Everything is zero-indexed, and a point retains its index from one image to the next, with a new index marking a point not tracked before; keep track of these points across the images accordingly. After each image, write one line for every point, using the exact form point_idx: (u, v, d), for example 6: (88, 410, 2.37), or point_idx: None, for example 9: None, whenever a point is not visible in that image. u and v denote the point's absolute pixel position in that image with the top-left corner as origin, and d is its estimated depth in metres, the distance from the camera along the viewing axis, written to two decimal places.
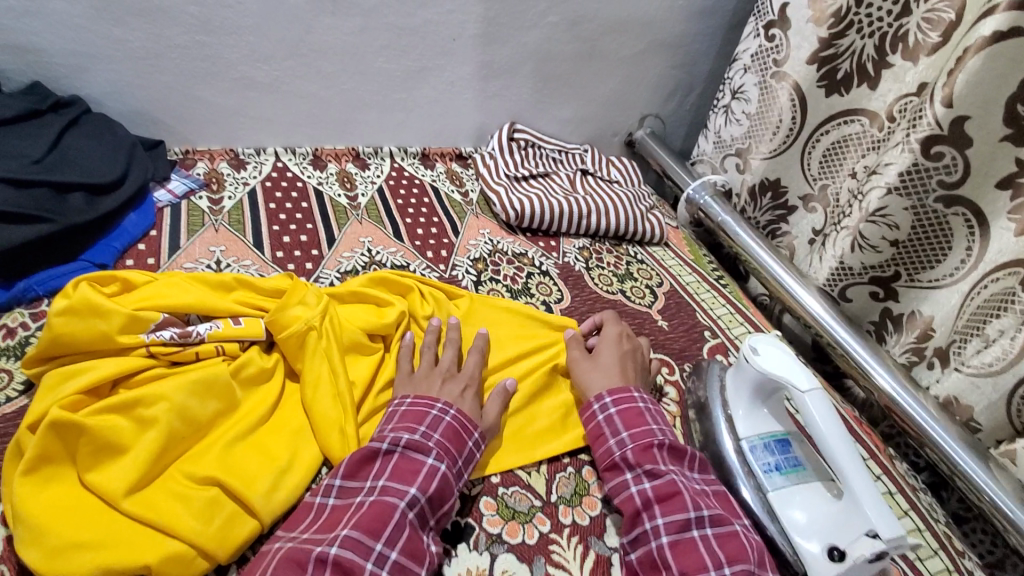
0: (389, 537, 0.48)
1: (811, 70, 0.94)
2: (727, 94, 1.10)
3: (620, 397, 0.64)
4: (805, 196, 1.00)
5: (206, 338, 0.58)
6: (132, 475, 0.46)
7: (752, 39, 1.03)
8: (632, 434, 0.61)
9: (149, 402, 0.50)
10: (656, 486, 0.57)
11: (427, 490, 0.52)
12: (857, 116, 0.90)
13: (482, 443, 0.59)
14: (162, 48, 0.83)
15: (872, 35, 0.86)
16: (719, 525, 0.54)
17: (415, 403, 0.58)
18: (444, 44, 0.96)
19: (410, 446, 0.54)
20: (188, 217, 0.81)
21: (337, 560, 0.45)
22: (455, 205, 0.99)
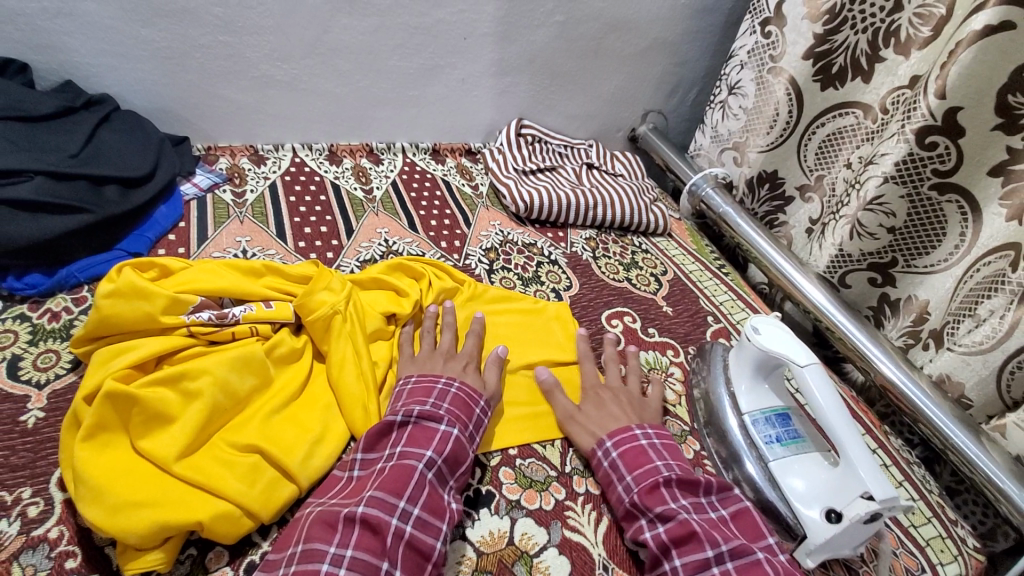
0: (411, 495, 0.51)
1: (806, 64, 0.98)
2: (724, 90, 1.14)
3: (621, 438, 0.62)
4: (801, 186, 1.05)
5: (241, 320, 0.62)
6: (182, 442, 0.50)
7: (749, 36, 1.07)
8: (636, 477, 0.59)
9: (193, 375, 0.54)
10: (669, 529, 0.54)
11: (442, 452, 0.55)
12: (853, 109, 0.94)
13: (488, 410, 0.63)
14: (188, 48, 0.86)
15: (865, 30, 0.90)
16: (740, 558, 0.52)
17: (420, 379, 0.62)
18: (455, 42, 1.00)
19: (423, 416, 0.57)
20: (214, 209, 0.85)
21: (364, 516, 0.48)
22: (466, 198, 1.03)
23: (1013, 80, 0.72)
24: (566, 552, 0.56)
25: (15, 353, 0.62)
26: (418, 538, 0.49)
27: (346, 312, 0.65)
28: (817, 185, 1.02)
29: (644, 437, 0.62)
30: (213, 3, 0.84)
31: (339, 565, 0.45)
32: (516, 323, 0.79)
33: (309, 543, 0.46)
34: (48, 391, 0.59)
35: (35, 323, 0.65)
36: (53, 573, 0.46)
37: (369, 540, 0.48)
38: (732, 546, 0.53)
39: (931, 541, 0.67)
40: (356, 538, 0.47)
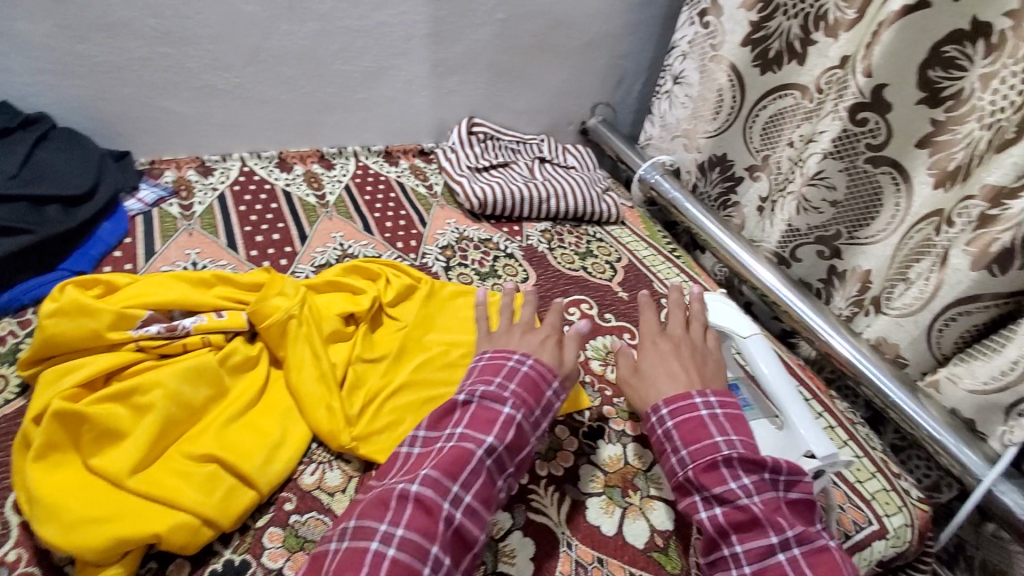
0: (465, 481, 0.51)
1: (745, 51, 1.02)
2: (668, 79, 1.18)
3: (679, 406, 0.60)
4: (749, 166, 1.09)
5: (192, 331, 0.62)
6: (135, 456, 0.50)
7: (688, 26, 1.11)
8: (693, 452, 0.56)
9: (145, 389, 0.54)
10: (727, 512, 0.53)
11: (504, 440, 0.54)
12: (789, 91, 0.98)
13: (560, 392, 0.61)
14: (125, 61, 0.85)
15: (796, 16, 0.95)
16: (806, 544, 0.51)
17: (493, 355, 0.61)
18: (399, 44, 1.01)
19: (487, 396, 0.56)
20: (161, 224, 0.83)
21: (418, 496, 0.49)
22: (421, 198, 1.04)
23: (931, 56, 0.78)
24: (531, 534, 0.58)
25: None
26: (468, 526, 0.50)
27: (301, 316, 0.66)
28: (765, 165, 1.06)
29: (705, 407, 0.59)
30: (148, 15, 0.82)
31: (389, 543, 0.46)
32: (474, 316, 0.80)
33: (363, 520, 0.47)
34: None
35: None
36: None
37: (421, 520, 0.48)
38: (799, 533, 0.52)
39: (876, 495, 0.72)
40: (408, 517, 0.48)
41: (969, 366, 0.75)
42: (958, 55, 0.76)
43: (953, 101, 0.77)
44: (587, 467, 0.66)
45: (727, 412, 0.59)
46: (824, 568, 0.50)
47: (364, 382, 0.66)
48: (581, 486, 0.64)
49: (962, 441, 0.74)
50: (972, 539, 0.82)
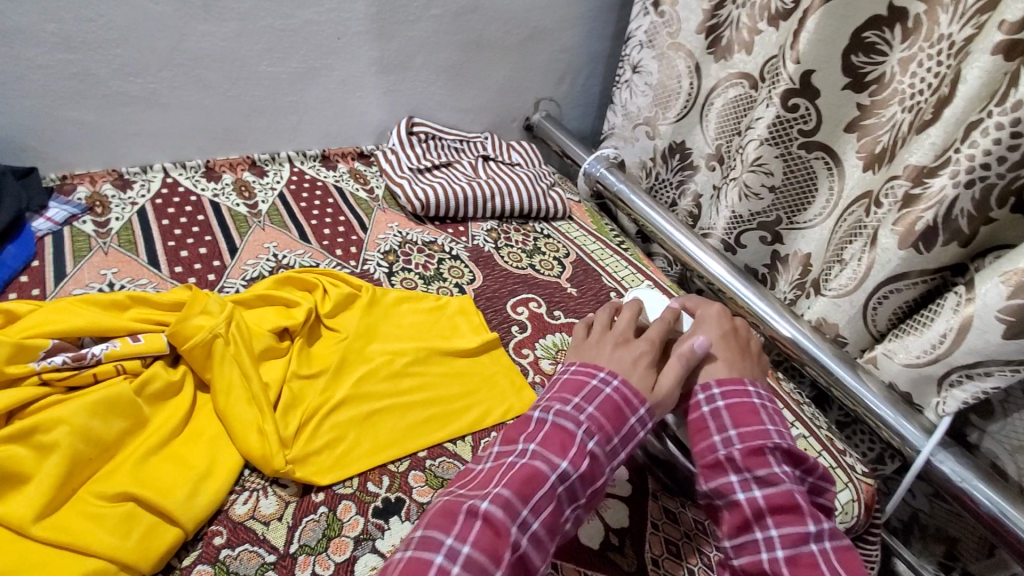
0: (535, 505, 0.49)
1: (700, 38, 1.02)
2: (628, 69, 1.17)
3: (731, 390, 0.61)
4: (706, 155, 1.09)
5: (102, 359, 0.57)
6: (39, 501, 0.46)
7: (643, 17, 1.10)
8: (742, 434, 0.57)
9: (48, 427, 0.49)
10: (769, 495, 0.54)
11: (578, 467, 0.52)
12: (736, 80, 0.99)
13: (645, 421, 0.57)
14: (23, 69, 0.78)
15: (744, 5, 0.95)
16: (837, 541, 0.53)
17: (579, 371, 0.60)
18: (330, 43, 0.97)
19: (561, 417, 0.54)
20: (73, 243, 0.77)
21: (487, 514, 0.47)
22: (361, 202, 1.00)
23: (853, 42, 0.80)
24: None
25: None
26: (530, 553, 0.48)
27: (228, 335, 0.61)
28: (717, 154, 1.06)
29: (756, 397, 0.61)
30: (46, 19, 0.76)
31: (453, 560, 0.44)
32: (419, 322, 0.78)
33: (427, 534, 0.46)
34: None
35: None
36: None
37: (488, 539, 0.46)
38: (831, 530, 0.53)
39: None
40: (475, 533, 0.46)
41: (903, 341, 0.77)
42: (878, 40, 0.78)
43: (875, 85, 0.81)
44: None
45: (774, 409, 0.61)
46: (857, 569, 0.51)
47: (300, 399, 0.63)
48: None
49: (899, 412, 0.77)
50: (927, 508, 0.85)
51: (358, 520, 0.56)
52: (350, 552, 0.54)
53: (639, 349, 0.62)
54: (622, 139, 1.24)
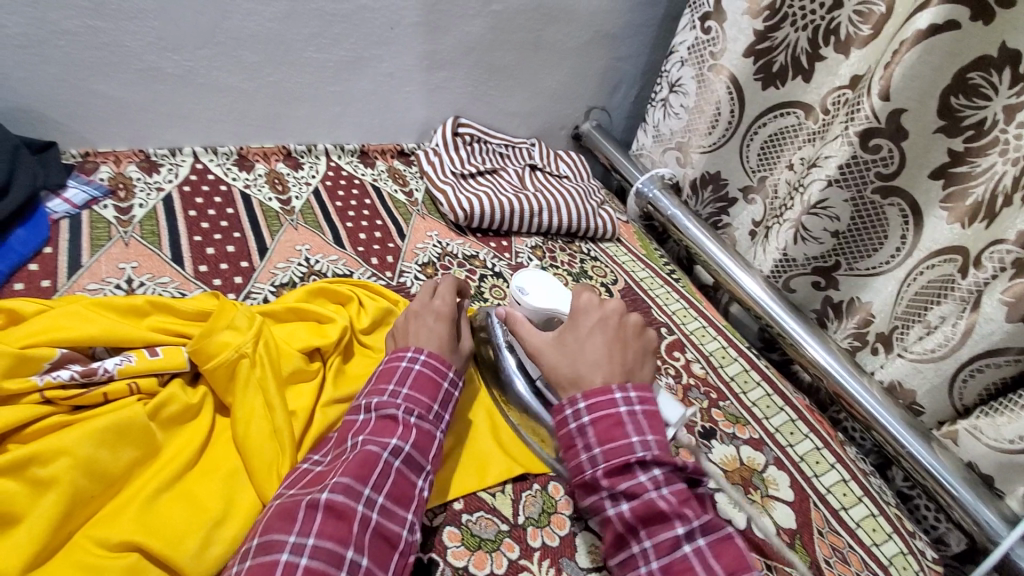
0: (376, 483, 0.48)
1: (746, 63, 0.94)
2: (664, 87, 1.08)
3: (596, 401, 0.54)
4: (744, 187, 1.01)
5: (116, 375, 0.51)
6: (27, 550, 0.40)
7: (688, 31, 1.00)
8: (606, 452, 0.52)
9: (46, 459, 0.43)
10: (635, 507, 0.49)
11: (409, 439, 0.51)
12: (793, 109, 0.91)
13: (457, 381, 0.59)
14: (48, 34, 0.70)
15: (805, 28, 0.87)
16: (710, 533, 0.49)
17: (388, 357, 0.58)
18: (381, 32, 0.90)
19: (381, 408, 0.53)
20: (91, 230, 0.71)
21: (329, 502, 0.45)
22: (399, 206, 0.93)
23: (957, 82, 0.71)
24: None
25: None
26: (384, 524, 0.47)
27: (256, 356, 0.55)
28: (761, 186, 0.99)
29: (623, 403, 0.54)
30: None
31: (300, 553, 0.42)
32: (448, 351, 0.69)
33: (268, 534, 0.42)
34: None
35: None
36: None
37: (334, 526, 0.44)
38: (702, 523, 0.49)
39: (893, 559, 0.66)
40: (319, 524, 0.44)
41: (994, 421, 0.70)
42: (982, 83, 0.69)
43: (973, 131, 0.71)
44: (585, 534, 0.57)
45: (647, 409, 0.54)
46: (728, 557, 0.48)
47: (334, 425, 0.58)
48: (579, 559, 0.55)
49: (979, 497, 0.69)
50: None
51: None
52: None
53: (429, 322, 0.62)
54: (650, 161, 1.17)
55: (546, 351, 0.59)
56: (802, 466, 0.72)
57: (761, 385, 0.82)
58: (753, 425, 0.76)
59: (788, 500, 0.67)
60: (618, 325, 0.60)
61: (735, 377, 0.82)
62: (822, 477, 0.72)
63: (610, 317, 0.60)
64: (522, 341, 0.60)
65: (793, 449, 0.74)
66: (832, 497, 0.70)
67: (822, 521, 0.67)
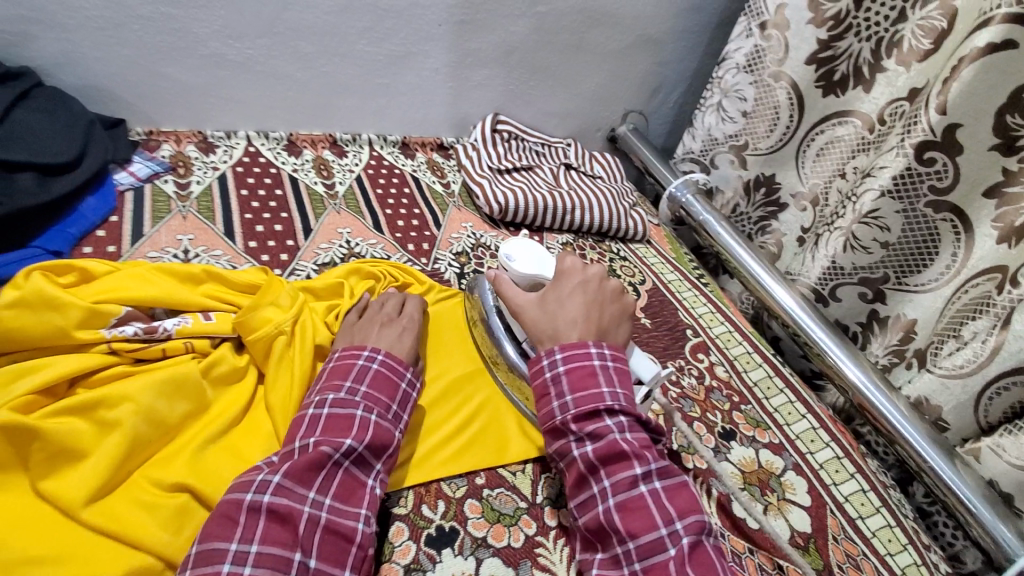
0: (322, 486, 0.47)
1: (809, 71, 0.93)
2: (717, 92, 1.07)
3: (572, 352, 0.55)
4: (798, 195, 1.01)
5: (174, 335, 0.55)
6: (93, 482, 0.43)
7: (744, 39, 1.00)
8: (577, 398, 0.53)
9: (112, 403, 0.47)
10: (598, 447, 0.51)
11: (364, 439, 0.50)
12: (849, 118, 0.91)
13: (415, 383, 0.59)
14: (124, 18, 0.76)
15: (869, 39, 0.87)
16: (666, 478, 0.51)
17: (343, 355, 0.57)
18: (429, 29, 0.93)
19: (337, 405, 0.51)
20: (153, 203, 0.75)
21: (271, 507, 0.44)
22: (437, 196, 0.97)
23: (1013, 100, 0.70)
24: None
25: None
26: (336, 522, 0.46)
27: (293, 332, 0.59)
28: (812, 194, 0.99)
29: (598, 357, 0.55)
30: None
31: (243, 562, 0.41)
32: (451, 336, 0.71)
33: (208, 542, 0.41)
34: None
35: None
36: None
37: (277, 531, 0.44)
38: (659, 467, 0.51)
39: (907, 570, 0.66)
40: (262, 530, 0.43)
41: (1017, 439, 0.70)
42: None
43: None
44: None
45: (618, 365, 0.56)
46: (680, 501, 0.49)
47: None
48: None
49: (997, 514, 0.69)
50: None
51: (410, 546, 0.52)
52: None
53: (389, 333, 0.62)
54: (698, 164, 1.15)
55: (527, 310, 0.61)
56: (822, 474, 0.73)
57: (784, 392, 0.82)
58: (774, 430, 0.76)
59: (805, 505, 0.68)
60: (598, 287, 0.62)
61: (757, 382, 0.83)
62: (841, 486, 0.72)
63: (590, 280, 0.62)
64: (510, 301, 0.63)
65: (813, 456, 0.74)
66: (849, 506, 0.70)
67: (837, 528, 0.67)
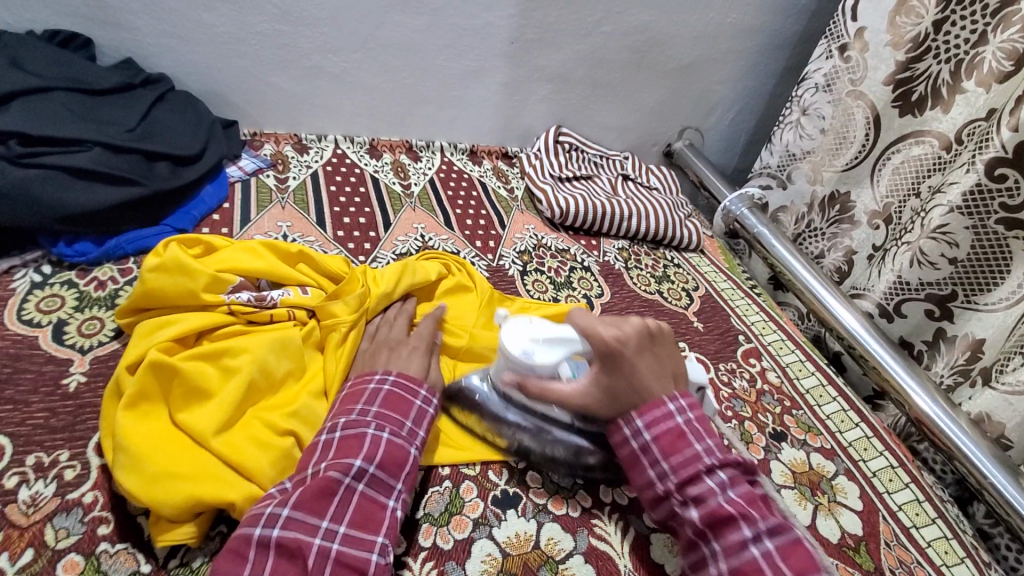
0: (335, 513, 0.46)
1: (886, 90, 0.95)
2: (795, 111, 1.10)
3: (654, 417, 0.55)
4: (870, 212, 1.00)
5: (278, 303, 0.62)
6: (219, 417, 0.50)
7: (824, 60, 1.03)
8: (673, 463, 0.53)
9: (233, 353, 0.54)
10: (703, 513, 0.50)
11: (373, 459, 0.49)
12: (926, 138, 0.90)
13: (431, 401, 0.57)
14: (244, 34, 0.87)
15: (948, 60, 0.87)
16: (778, 536, 0.48)
17: (355, 381, 0.56)
18: (503, 46, 1.01)
19: (348, 426, 0.51)
20: (257, 193, 0.85)
21: (280, 540, 0.43)
22: (502, 200, 1.03)
23: None
24: (592, 561, 0.55)
25: (60, 317, 0.61)
26: (347, 553, 0.45)
27: (349, 330, 0.63)
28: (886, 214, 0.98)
29: (678, 413, 0.55)
30: None
31: None
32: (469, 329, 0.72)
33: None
34: (90, 356, 0.58)
35: (81, 290, 0.65)
36: (86, 539, 0.46)
37: (285, 567, 0.43)
38: (771, 524, 0.49)
39: None
40: (271, 566, 0.43)
41: None
42: None
43: None
44: None
45: (699, 416, 0.56)
46: (799, 561, 0.47)
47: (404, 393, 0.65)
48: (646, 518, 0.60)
49: None
50: None
51: (478, 503, 0.57)
52: (469, 532, 0.55)
53: (401, 354, 0.60)
54: (775, 179, 1.17)
55: (590, 401, 0.56)
56: (874, 481, 0.73)
57: (836, 400, 0.83)
58: (826, 436, 0.77)
59: (856, 509, 0.69)
60: (646, 338, 0.57)
61: (809, 390, 0.84)
62: (895, 495, 0.72)
63: (637, 339, 0.56)
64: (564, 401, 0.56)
65: (865, 463, 0.75)
66: (902, 514, 0.70)
67: (890, 534, 0.67)
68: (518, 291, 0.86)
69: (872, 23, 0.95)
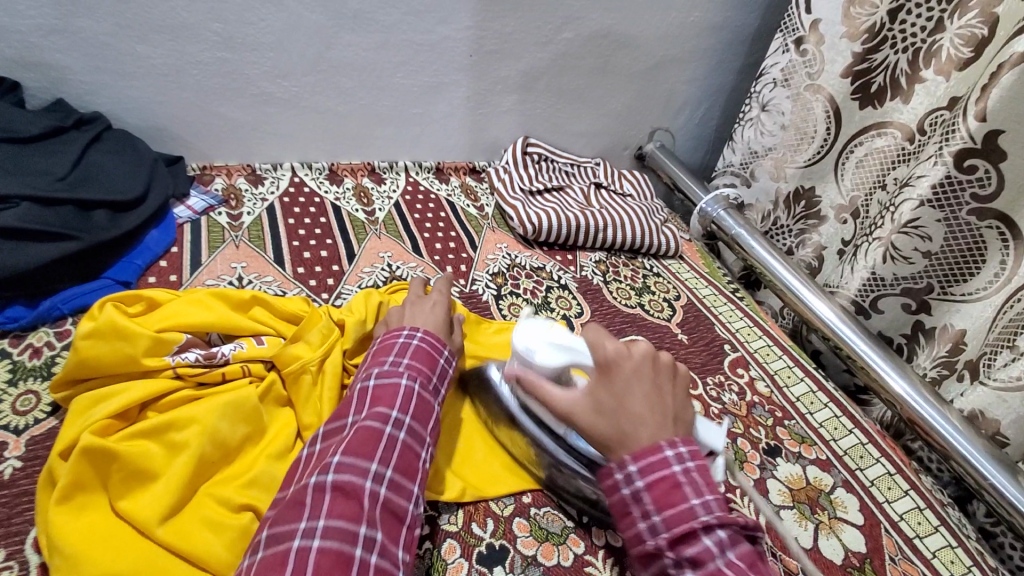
0: (382, 457, 0.47)
1: (845, 83, 0.93)
2: (754, 107, 1.09)
3: (647, 453, 0.47)
4: (837, 207, 0.99)
5: (231, 359, 0.57)
6: (164, 501, 0.45)
7: (781, 54, 1.02)
8: (666, 519, 0.44)
9: (180, 426, 0.49)
10: None
11: (408, 409, 0.51)
12: (887, 129, 0.89)
13: (452, 360, 0.60)
14: (183, 64, 0.81)
15: (905, 50, 0.85)
16: None
17: (384, 337, 0.58)
18: (462, 59, 0.97)
19: (382, 376, 0.53)
20: (209, 233, 0.80)
21: (337, 482, 0.45)
22: (471, 219, 0.99)
23: None
24: None
25: None
26: (393, 499, 0.46)
27: (319, 373, 0.58)
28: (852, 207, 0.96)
29: (677, 461, 0.47)
30: (213, 19, 0.79)
31: (311, 536, 0.42)
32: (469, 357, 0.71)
33: (279, 526, 0.42)
34: (25, 438, 0.53)
35: (14, 360, 0.59)
36: None
37: (343, 506, 0.44)
38: None
39: None
40: (328, 507, 0.43)
41: None
42: None
43: None
44: None
45: (701, 463, 0.47)
46: None
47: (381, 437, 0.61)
48: None
49: None
50: None
51: (462, 563, 0.53)
52: None
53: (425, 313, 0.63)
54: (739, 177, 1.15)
55: (583, 414, 0.51)
56: (873, 491, 0.71)
57: (828, 407, 0.81)
58: (821, 446, 0.75)
59: (858, 524, 0.66)
60: (653, 369, 0.52)
61: (800, 398, 0.81)
62: (895, 504, 0.70)
63: (643, 365, 0.51)
64: (554, 402, 0.53)
65: (863, 472, 0.73)
66: (905, 524, 0.68)
67: (895, 548, 0.65)
68: (493, 317, 0.82)
69: (827, 15, 0.93)
